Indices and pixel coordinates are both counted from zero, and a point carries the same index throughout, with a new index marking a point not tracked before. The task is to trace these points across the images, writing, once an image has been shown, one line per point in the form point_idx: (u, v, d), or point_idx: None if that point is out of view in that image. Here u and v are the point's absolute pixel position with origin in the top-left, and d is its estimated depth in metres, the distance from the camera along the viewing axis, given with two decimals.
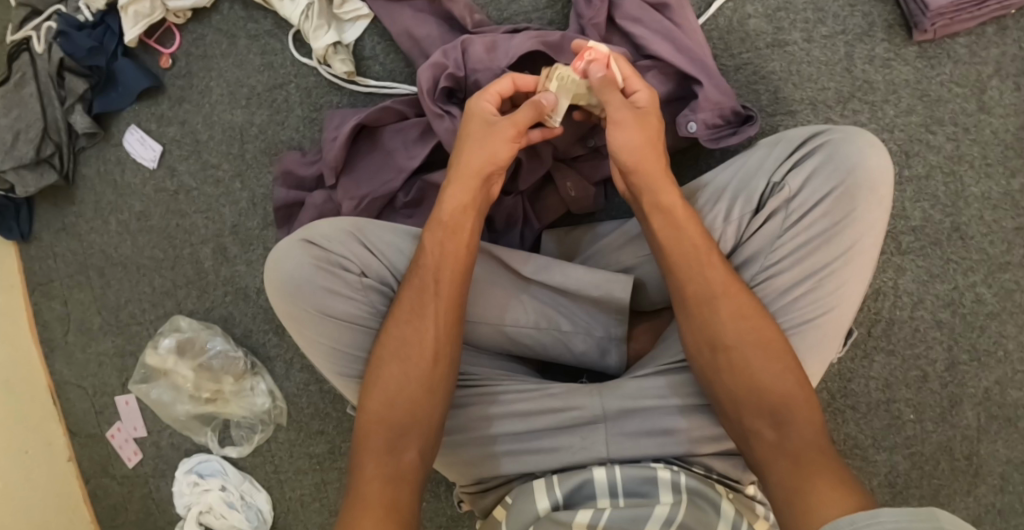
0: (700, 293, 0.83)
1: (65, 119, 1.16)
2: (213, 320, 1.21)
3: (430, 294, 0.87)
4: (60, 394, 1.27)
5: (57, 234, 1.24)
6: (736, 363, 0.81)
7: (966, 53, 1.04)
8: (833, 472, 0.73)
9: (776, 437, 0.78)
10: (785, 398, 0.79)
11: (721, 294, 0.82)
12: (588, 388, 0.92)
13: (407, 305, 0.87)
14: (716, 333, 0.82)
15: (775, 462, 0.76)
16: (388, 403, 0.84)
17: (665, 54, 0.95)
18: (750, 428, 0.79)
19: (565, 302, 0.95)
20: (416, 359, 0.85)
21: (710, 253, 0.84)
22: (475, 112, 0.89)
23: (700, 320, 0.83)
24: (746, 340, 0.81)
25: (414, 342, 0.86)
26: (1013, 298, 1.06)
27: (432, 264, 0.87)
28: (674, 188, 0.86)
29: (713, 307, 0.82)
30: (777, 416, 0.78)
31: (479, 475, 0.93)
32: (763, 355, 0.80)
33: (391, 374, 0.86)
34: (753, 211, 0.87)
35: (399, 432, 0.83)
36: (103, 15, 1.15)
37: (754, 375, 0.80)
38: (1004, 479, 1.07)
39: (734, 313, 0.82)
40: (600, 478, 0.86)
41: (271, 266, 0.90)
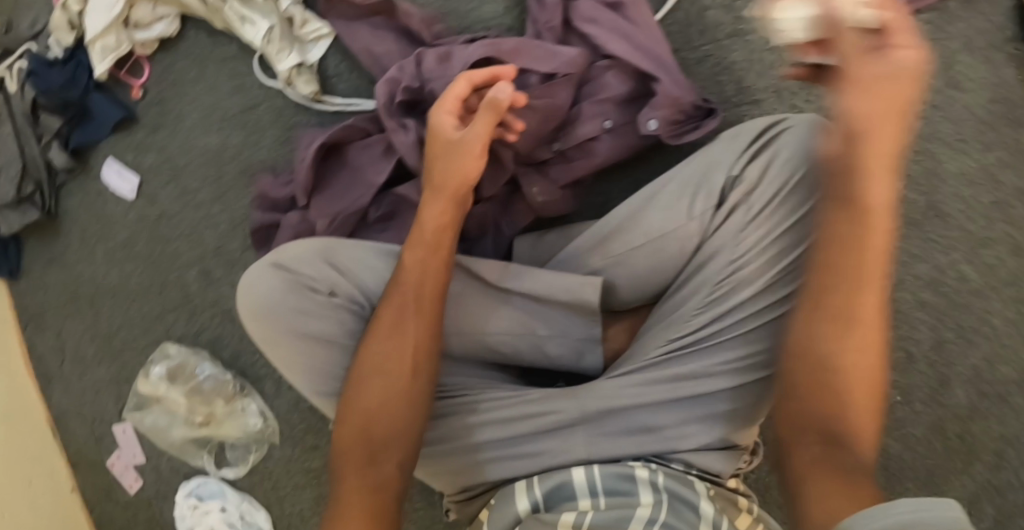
0: (840, 308, 0.73)
1: (43, 156, 1.19)
2: (201, 345, 1.22)
3: (411, 309, 0.87)
4: (59, 425, 1.29)
5: (45, 267, 1.26)
6: (838, 384, 0.73)
7: (930, 29, 1.03)
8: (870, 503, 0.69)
9: (822, 454, 0.73)
10: (850, 435, 0.73)
11: (856, 318, 0.73)
12: (564, 392, 0.93)
13: (387, 321, 0.88)
14: (834, 347, 0.73)
15: (810, 475, 0.72)
16: (369, 419, 0.85)
17: (621, 53, 0.96)
18: (801, 435, 0.74)
19: (538, 308, 0.95)
20: (398, 374, 0.86)
21: (874, 273, 0.72)
22: (438, 122, 0.88)
23: (829, 327, 0.73)
24: (857, 369, 0.73)
25: (393, 357, 0.86)
26: (996, 273, 1.05)
27: (408, 279, 0.88)
28: (886, 189, 0.71)
29: (846, 327, 0.73)
30: (833, 437, 0.73)
31: (464, 483, 0.94)
32: (865, 390, 0.73)
33: (372, 390, 0.86)
34: (716, 205, 0.89)
35: (379, 447, 0.84)
36: (73, 51, 1.17)
37: (836, 403, 0.73)
38: (999, 455, 1.07)
39: (857, 340, 0.73)
40: (579, 478, 0.87)
41: (244, 291, 0.91)
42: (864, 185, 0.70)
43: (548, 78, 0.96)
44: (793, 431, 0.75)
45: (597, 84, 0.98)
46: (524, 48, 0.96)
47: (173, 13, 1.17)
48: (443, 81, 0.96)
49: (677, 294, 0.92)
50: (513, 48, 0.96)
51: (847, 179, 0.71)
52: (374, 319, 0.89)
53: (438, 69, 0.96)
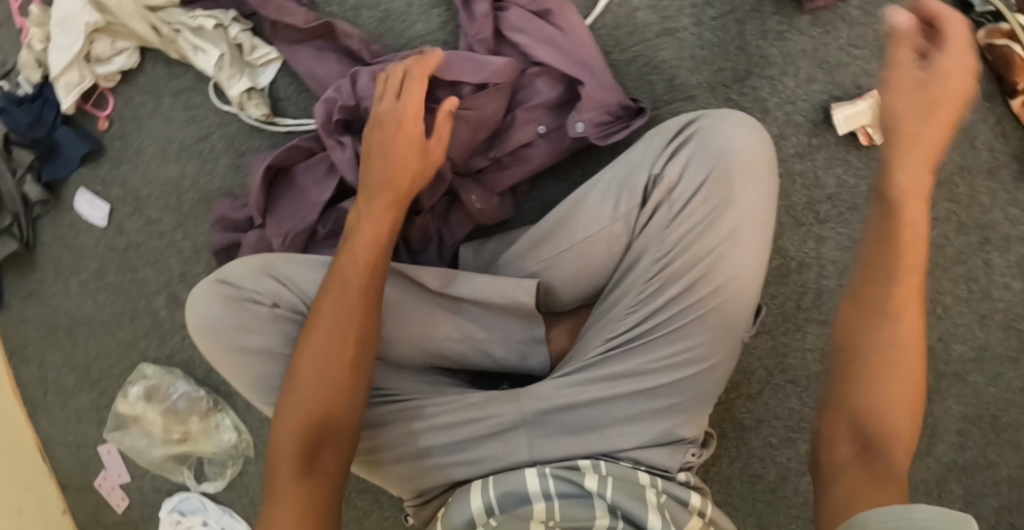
0: (879, 297, 0.71)
1: (19, 190, 1.24)
2: (175, 365, 1.26)
3: (347, 311, 0.87)
4: (47, 451, 1.33)
5: (24, 300, 1.31)
6: (873, 370, 0.70)
7: (859, 14, 1.04)
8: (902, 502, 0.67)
9: (859, 459, 0.70)
10: (887, 428, 0.70)
11: (894, 311, 0.70)
12: (506, 395, 0.95)
13: (324, 318, 0.88)
14: (862, 341, 0.71)
15: (843, 476, 0.70)
16: (306, 415, 0.84)
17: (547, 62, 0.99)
18: (839, 432, 0.71)
19: (478, 311, 0.98)
20: (336, 370, 0.86)
21: (913, 266, 0.70)
22: (403, 123, 0.91)
23: (868, 320, 0.71)
24: (895, 361, 0.70)
25: (331, 353, 0.86)
26: (942, 253, 1.07)
27: (345, 276, 0.89)
28: (921, 179, 0.70)
29: (880, 321, 0.70)
30: (868, 441, 0.70)
31: (416, 488, 0.97)
32: (898, 385, 0.70)
33: (309, 386, 0.85)
34: (639, 204, 0.92)
35: (318, 445, 0.83)
36: (41, 88, 1.22)
37: (870, 393, 0.70)
38: (961, 435, 1.09)
39: (899, 327, 0.70)
40: (531, 484, 0.89)
41: (190, 310, 0.94)
42: (899, 177, 0.70)
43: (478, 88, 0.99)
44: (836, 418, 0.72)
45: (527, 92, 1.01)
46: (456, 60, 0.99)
47: (132, 46, 1.21)
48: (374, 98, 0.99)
49: (607, 297, 0.95)
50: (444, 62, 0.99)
51: (882, 175, 0.71)
52: (311, 319, 0.89)
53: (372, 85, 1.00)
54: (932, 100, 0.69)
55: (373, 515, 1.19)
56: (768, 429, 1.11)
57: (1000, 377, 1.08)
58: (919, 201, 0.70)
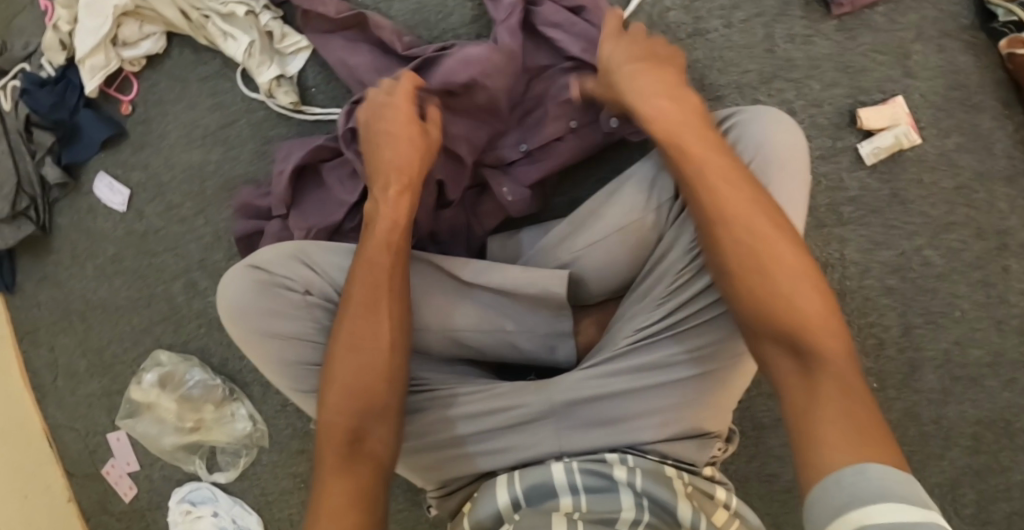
0: (705, 206, 0.82)
1: (37, 171, 1.23)
2: (190, 352, 1.25)
3: (380, 292, 0.87)
4: (55, 437, 1.32)
5: (38, 283, 1.30)
6: (751, 276, 0.78)
7: (885, 21, 1.07)
8: (845, 390, 0.70)
9: (795, 365, 0.74)
10: (796, 316, 0.75)
11: (716, 217, 0.81)
12: (534, 385, 0.95)
13: (359, 301, 0.87)
14: (720, 248, 0.81)
15: (790, 388, 0.74)
16: (350, 398, 0.84)
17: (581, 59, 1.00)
18: (762, 345, 0.77)
19: (506, 303, 0.98)
20: (375, 352, 0.86)
21: (721, 164, 0.83)
22: (391, 109, 0.95)
23: (714, 231, 0.81)
24: (764, 256, 0.78)
25: (369, 335, 0.86)
26: (961, 257, 1.08)
27: (375, 258, 0.89)
28: (663, 102, 0.88)
29: (717, 227, 0.81)
30: (798, 347, 0.75)
31: (441, 479, 0.97)
32: (782, 270, 0.78)
33: (349, 369, 0.85)
34: (672, 196, 0.95)
35: (362, 427, 0.82)
36: (64, 70, 1.21)
37: (762, 292, 0.77)
38: (976, 439, 1.09)
39: (740, 225, 0.80)
40: (558, 475, 0.89)
41: (220, 294, 0.94)
42: (655, 115, 0.87)
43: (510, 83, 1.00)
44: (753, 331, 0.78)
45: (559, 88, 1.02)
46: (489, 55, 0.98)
47: (160, 31, 1.21)
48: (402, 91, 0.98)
49: (637, 287, 0.97)
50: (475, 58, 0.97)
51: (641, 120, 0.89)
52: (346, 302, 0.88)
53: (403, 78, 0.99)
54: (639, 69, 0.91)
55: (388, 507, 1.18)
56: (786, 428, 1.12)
57: (1014, 382, 1.09)
58: (678, 120, 0.87)
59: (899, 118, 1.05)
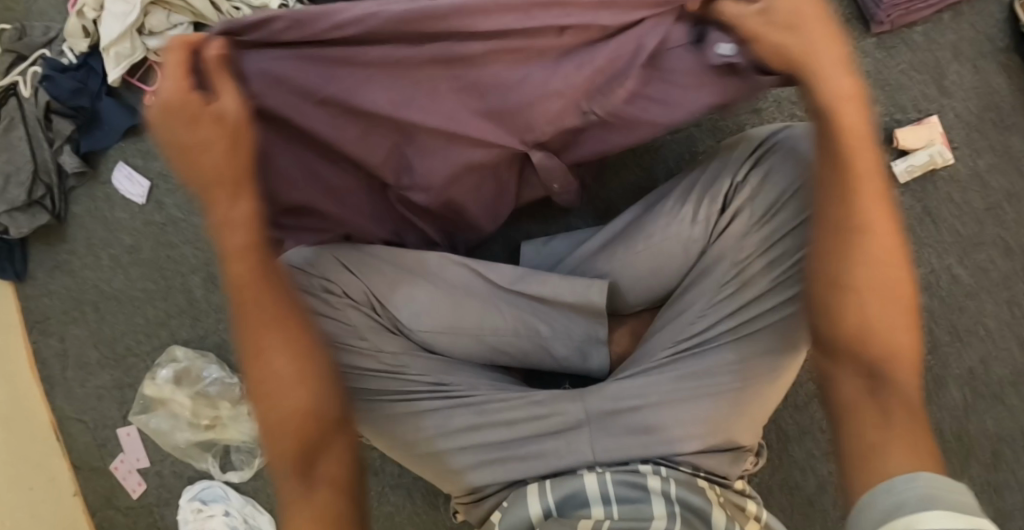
0: (854, 219, 0.77)
1: (54, 159, 1.20)
2: (207, 348, 1.23)
3: (269, 316, 0.80)
4: (61, 430, 1.28)
5: (50, 272, 1.27)
6: (860, 296, 0.76)
7: (922, 41, 1.09)
8: (924, 434, 0.71)
9: (867, 393, 0.75)
10: (889, 350, 0.75)
11: (858, 229, 0.77)
12: (570, 393, 0.95)
13: (258, 332, 0.79)
14: (856, 265, 0.77)
15: (858, 411, 0.75)
16: (283, 439, 0.78)
17: (575, 80, 0.82)
18: (844, 368, 0.77)
19: (543, 308, 0.99)
20: (291, 378, 0.79)
21: (875, 183, 0.78)
22: (175, 112, 0.74)
23: (850, 246, 0.77)
24: (887, 283, 0.76)
25: (280, 363, 0.79)
26: (989, 276, 1.09)
27: (246, 285, 0.79)
28: (848, 86, 0.78)
29: (859, 241, 0.77)
30: (872, 371, 0.75)
31: (472, 485, 0.95)
32: (894, 302, 0.76)
33: (276, 404, 0.78)
34: (718, 210, 0.95)
35: (309, 459, 0.78)
36: (86, 57, 1.19)
37: (870, 318, 0.76)
38: (996, 456, 1.08)
39: (875, 246, 0.77)
40: (591, 484, 0.88)
41: None
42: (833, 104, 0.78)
43: (461, 92, 0.83)
44: (832, 356, 0.78)
45: (555, 113, 0.85)
46: (401, 57, 0.80)
47: (187, 22, 1.17)
48: (269, 76, 0.79)
49: (681, 298, 0.97)
50: (389, 53, 0.79)
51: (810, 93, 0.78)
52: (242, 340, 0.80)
53: (257, 48, 0.78)
54: (774, 25, 0.77)
55: (406, 511, 1.18)
56: (810, 441, 1.12)
57: None
58: (850, 99, 0.78)
59: (933, 136, 1.07)
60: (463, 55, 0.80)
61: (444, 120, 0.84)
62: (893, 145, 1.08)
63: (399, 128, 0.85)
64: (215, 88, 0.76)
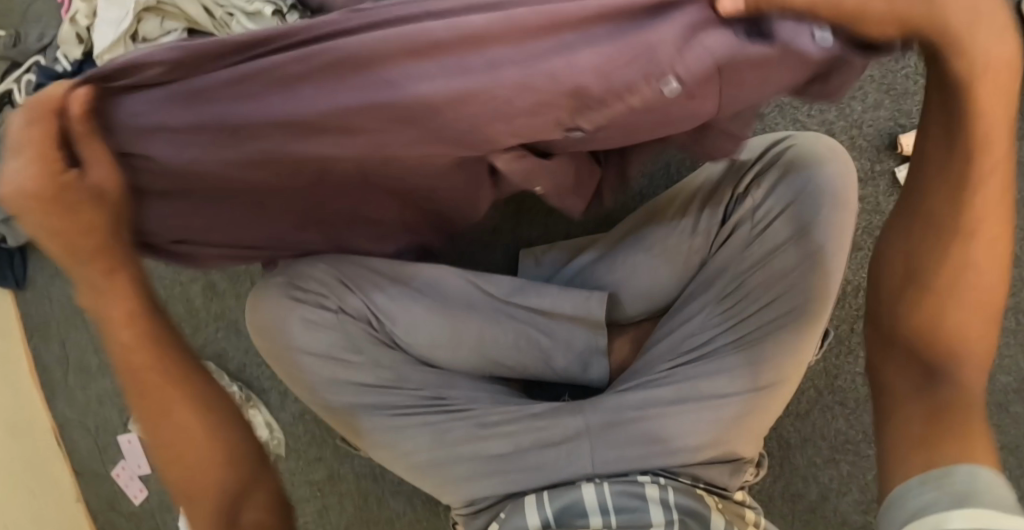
0: (955, 213, 0.65)
1: None
2: (207, 357, 1.23)
3: (157, 381, 0.70)
4: (64, 435, 1.29)
5: (50, 278, 1.27)
6: (937, 291, 0.67)
7: None
8: (982, 443, 0.65)
9: (919, 387, 0.69)
10: (954, 347, 0.67)
11: (959, 224, 0.65)
12: (571, 407, 0.94)
13: (153, 403, 0.70)
14: (937, 260, 0.67)
15: (894, 404, 0.70)
16: (204, 507, 0.72)
17: (544, 89, 0.53)
18: (896, 359, 0.71)
19: (542, 320, 0.97)
20: (197, 438, 0.71)
21: (997, 179, 0.64)
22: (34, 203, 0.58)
23: (942, 238, 0.66)
24: (974, 281, 0.66)
25: (182, 422, 0.71)
26: None
27: (130, 360, 0.69)
28: (1005, 63, 0.58)
29: (956, 235, 0.66)
30: (930, 369, 0.69)
31: (471, 497, 0.94)
32: (976, 304, 0.67)
33: (189, 477, 0.71)
34: (719, 221, 0.94)
35: (233, 521, 0.72)
36: (80, 64, 1.18)
37: (939, 314, 0.67)
38: None
39: (974, 245, 0.66)
40: (590, 495, 0.87)
41: (252, 307, 0.95)
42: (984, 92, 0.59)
43: (393, 118, 0.55)
44: (885, 344, 0.71)
45: (526, 109, 0.54)
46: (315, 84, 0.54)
47: (181, 28, 1.13)
48: (141, 120, 0.57)
49: (682, 309, 0.95)
50: (290, 84, 0.54)
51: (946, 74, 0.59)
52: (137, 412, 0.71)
53: (134, 88, 0.56)
54: None
55: (407, 517, 1.18)
56: (813, 449, 1.11)
57: None
58: (999, 78, 0.59)
59: None
60: (369, 65, 0.52)
61: (374, 160, 0.60)
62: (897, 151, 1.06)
63: (310, 166, 0.62)
64: (82, 155, 0.58)
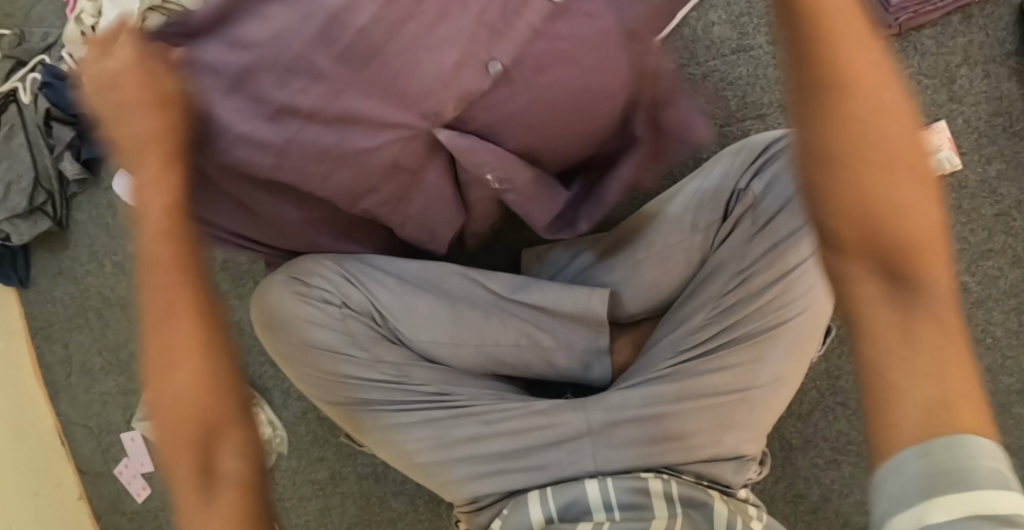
0: (836, 103, 0.56)
1: (55, 166, 1.20)
2: None
3: (174, 271, 0.66)
4: (66, 435, 1.29)
5: (54, 278, 1.28)
6: (861, 195, 0.56)
7: (933, 44, 1.07)
8: (963, 358, 0.54)
9: (891, 308, 0.56)
10: (913, 255, 0.56)
11: (861, 111, 0.56)
12: (572, 403, 0.93)
13: (163, 294, 0.65)
14: (842, 154, 0.56)
15: (875, 336, 0.56)
16: (180, 421, 0.64)
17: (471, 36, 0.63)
18: (852, 280, 0.57)
19: (544, 318, 0.98)
20: (191, 338, 0.65)
21: (865, 51, 0.56)
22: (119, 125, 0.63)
23: (846, 135, 0.56)
24: (896, 164, 0.56)
25: (174, 318, 0.65)
26: (997, 285, 1.07)
27: (161, 245, 0.66)
28: None
29: (859, 120, 0.56)
30: (894, 280, 0.56)
31: (475, 494, 0.94)
32: (909, 189, 0.56)
33: (171, 384, 0.64)
34: (721, 217, 0.94)
35: (210, 439, 0.64)
36: None
37: (872, 219, 0.56)
38: None
39: (873, 125, 0.56)
40: (593, 490, 0.88)
41: (258, 304, 0.95)
42: None
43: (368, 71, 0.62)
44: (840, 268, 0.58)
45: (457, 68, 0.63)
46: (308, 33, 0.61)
47: None
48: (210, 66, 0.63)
49: (683, 306, 0.95)
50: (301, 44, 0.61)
51: None
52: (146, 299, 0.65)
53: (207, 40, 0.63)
54: None
55: (409, 517, 1.18)
56: (815, 450, 1.11)
57: None
58: None
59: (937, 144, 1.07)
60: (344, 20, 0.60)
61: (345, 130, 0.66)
62: None
63: (305, 129, 0.65)
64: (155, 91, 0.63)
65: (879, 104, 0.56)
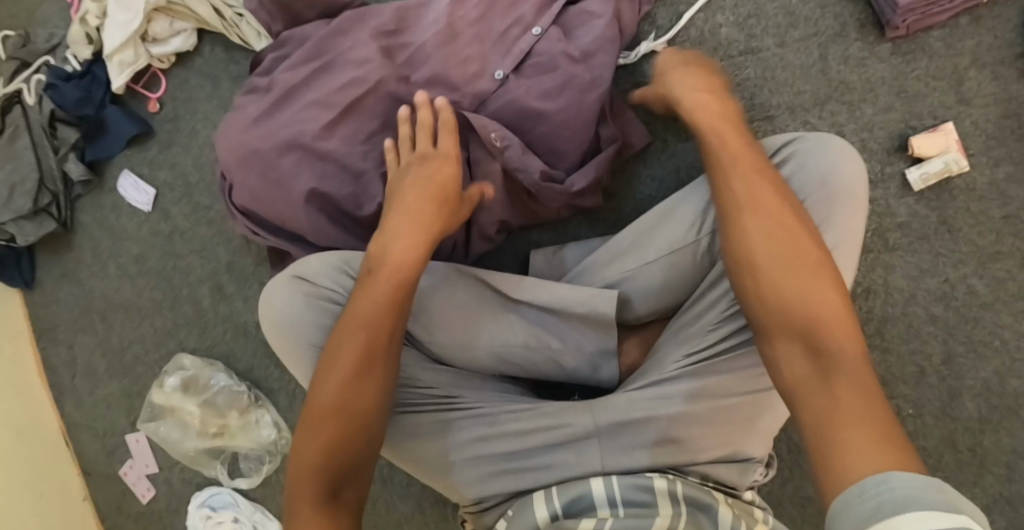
0: (742, 209, 0.81)
1: (60, 167, 1.19)
2: (215, 357, 1.23)
3: (369, 321, 0.82)
4: (71, 436, 1.29)
5: (58, 279, 1.27)
6: (765, 285, 0.77)
7: (941, 46, 1.06)
8: (879, 407, 0.66)
9: (811, 365, 0.72)
10: (815, 323, 0.73)
11: (769, 215, 0.80)
12: (579, 405, 0.93)
13: (349, 348, 0.81)
14: (751, 251, 0.79)
15: (797, 391, 0.71)
16: (323, 448, 0.78)
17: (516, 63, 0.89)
18: (784, 352, 0.74)
19: (554, 322, 0.98)
20: (360, 380, 0.80)
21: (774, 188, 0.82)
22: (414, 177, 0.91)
23: (756, 236, 0.80)
24: (795, 263, 0.77)
25: (342, 360, 0.81)
26: (1006, 287, 1.06)
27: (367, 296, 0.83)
28: (714, 105, 0.89)
29: (744, 221, 0.81)
30: (815, 347, 0.72)
31: (481, 495, 0.93)
32: (821, 281, 0.76)
33: (321, 422, 0.79)
34: None
35: (340, 479, 0.77)
36: (90, 65, 1.19)
37: (783, 298, 0.76)
38: (1010, 467, 1.06)
39: (770, 230, 0.79)
40: (597, 488, 0.86)
41: (264, 307, 0.94)
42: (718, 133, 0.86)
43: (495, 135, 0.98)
44: (767, 337, 0.76)
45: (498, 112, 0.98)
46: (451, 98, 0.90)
47: (190, 29, 1.18)
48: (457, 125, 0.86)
49: (690, 308, 0.95)
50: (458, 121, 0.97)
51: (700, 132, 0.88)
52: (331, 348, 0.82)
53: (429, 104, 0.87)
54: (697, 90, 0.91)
55: (415, 519, 1.18)
56: None
57: None
58: (718, 119, 0.88)
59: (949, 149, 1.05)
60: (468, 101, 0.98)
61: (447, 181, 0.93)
62: (907, 152, 1.07)
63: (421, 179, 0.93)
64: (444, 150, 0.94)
65: (780, 226, 0.79)
